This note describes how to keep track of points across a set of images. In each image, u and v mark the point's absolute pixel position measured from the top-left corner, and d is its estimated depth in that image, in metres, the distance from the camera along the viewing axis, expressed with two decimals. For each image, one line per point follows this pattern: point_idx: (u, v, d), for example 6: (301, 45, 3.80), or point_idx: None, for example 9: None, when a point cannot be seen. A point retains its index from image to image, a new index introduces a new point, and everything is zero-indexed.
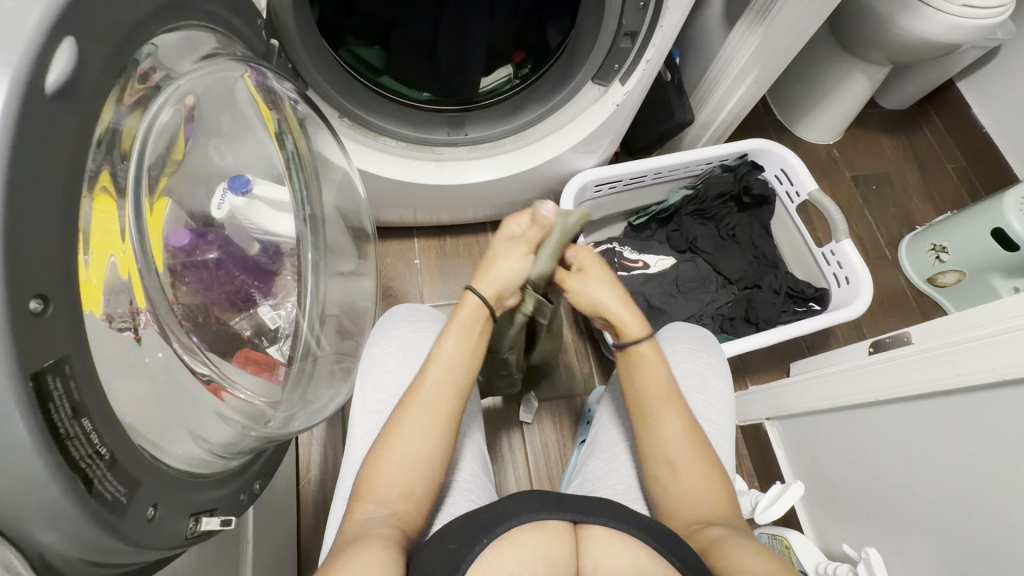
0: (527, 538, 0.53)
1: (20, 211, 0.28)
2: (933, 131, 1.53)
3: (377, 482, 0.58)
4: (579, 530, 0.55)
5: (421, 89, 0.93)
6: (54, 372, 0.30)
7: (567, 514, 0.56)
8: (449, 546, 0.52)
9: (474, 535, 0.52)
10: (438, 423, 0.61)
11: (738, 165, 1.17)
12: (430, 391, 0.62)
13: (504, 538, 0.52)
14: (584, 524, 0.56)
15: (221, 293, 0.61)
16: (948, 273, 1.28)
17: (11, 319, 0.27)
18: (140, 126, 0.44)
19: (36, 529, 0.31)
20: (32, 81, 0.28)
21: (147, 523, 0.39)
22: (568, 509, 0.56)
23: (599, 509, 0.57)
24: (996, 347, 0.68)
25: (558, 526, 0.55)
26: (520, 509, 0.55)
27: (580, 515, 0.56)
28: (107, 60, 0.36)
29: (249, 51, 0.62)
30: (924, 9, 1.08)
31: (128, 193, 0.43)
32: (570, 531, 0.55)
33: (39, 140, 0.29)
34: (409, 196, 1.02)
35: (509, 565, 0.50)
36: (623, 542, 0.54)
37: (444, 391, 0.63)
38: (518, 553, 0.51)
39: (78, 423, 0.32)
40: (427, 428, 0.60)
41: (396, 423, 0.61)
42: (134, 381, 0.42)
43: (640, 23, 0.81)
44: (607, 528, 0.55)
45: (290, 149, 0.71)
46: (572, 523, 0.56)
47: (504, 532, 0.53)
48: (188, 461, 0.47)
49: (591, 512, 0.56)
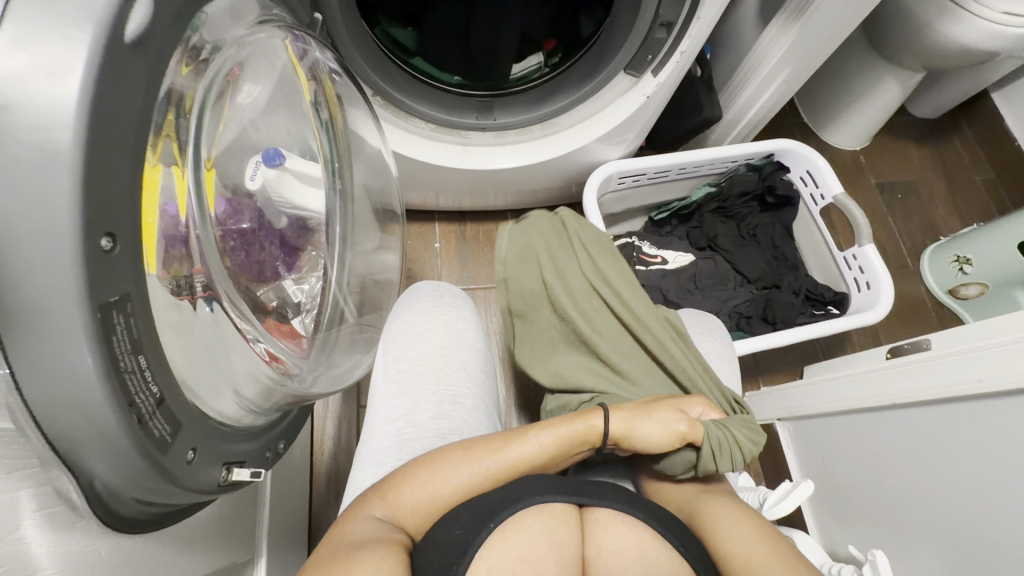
0: (533, 523, 0.53)
1: (96, 153, 0.30)
2: (964, 141, 1.51)
3: (406, 489, 0.57)
4: (583, 514, 0.57)
5: (452, 72, 0.94)
6: (118, 308, 0.32)
7: (573, 496, 0.56)
8: (456, 530, 0.52)
9: (481, 518, 0.52)
10: (479, 476, 0.59)
11: (763, 165, 1.16)
12: (500, 466, 0.60)
13: (510, 522, 0.52)
14: (588, 507, 0.57)
15: (250, 262, 0.60)
16: (971, 284, 1.26)
17: (84, 252, 0.29)
18: (198, 91, 0.46)
19: (90, 458, 0.33)
20: (114, 31, 0.30)
21: (187, 464, 0.41)
22: (573, 492, 0.57)
23: (602, 492, 0.57)
24: (1016, 355, 0.67)
25: (563, 508, 0.56)
26: (526, 493, 0.55)
27: (587, 499, 0.57)
28: (174, 19, 0.37)
29: (294, 21, 0.64)
30: (965, 14, 1.06)
31: (187, 148, 0.45)
32: (575, 514, 0.56)
33: (113, 89, 0.31)
34: (435, 178, 1.03)
35: (515, 550, 0.50)
36: (626, 526, 0.55)
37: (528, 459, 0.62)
38: (525, 536, 0.52)
39: (135, 358, 0.34)
40: (484, 477, 0.59)
41: (446, 455, 0.59)
42: (185, 331, 0.43)
43: (676, 13, 0.82)
44: (611, 512, 0.56)
45: (324, 118, 0.73)
46: (577, 507, 0.57)
47: (510, 516, 0.53)
48: (225, 415, 0.49)
49: (596, 496, 0.57)
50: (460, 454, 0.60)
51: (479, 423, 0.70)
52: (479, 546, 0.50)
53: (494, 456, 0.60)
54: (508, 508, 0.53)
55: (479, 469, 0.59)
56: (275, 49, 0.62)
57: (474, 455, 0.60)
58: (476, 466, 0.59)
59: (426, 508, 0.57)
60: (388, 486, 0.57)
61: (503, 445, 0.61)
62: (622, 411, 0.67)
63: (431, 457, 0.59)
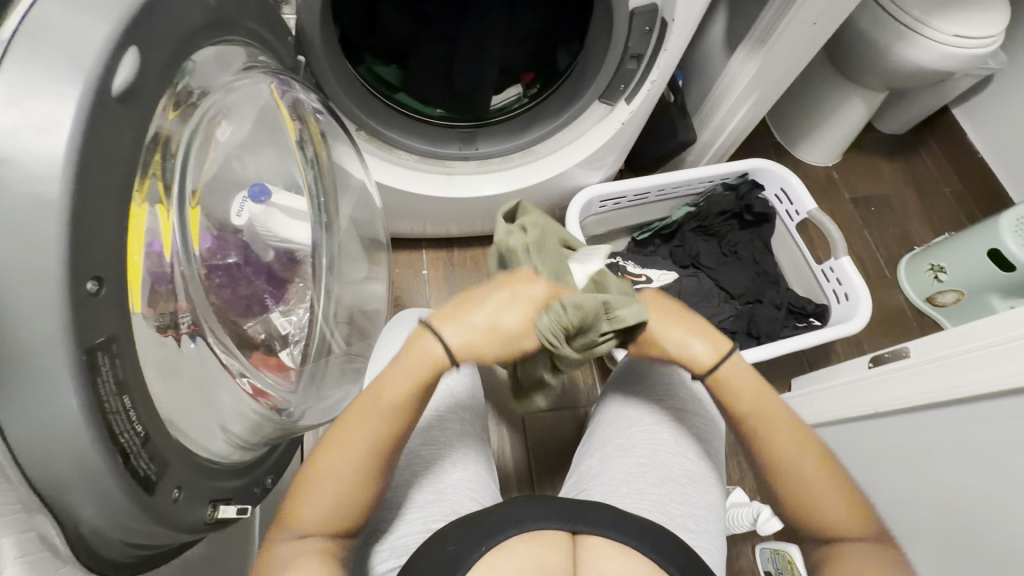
0: (523, 549, 0.50)
1: (84, 198, 0.31)
2: (931, 155, 1.58)
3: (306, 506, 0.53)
4: (578, 540, 0.53)
5: (434, 105, 0.97)
6: (104, 349, 0.33)
7: (565, 522, 0.53)
8: (449, 546, 0.51)
9: (475, 539, 0.51)
10: (354, 467, 0.53)
11: (739, 184, 1.20)
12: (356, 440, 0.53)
13: (501, 547, 0.50)
14: (582, 532, 0.53)
15: (237, 298, 0.61)
16: (947, 292, 1.30)
17: (72, 295, 0.30)
18: (184, 134, 0.48)
19: (75, 500, 0.33)
20: (102, 85, 0.32)
21: (172, 503, 0.41)
22: (567, 517, 0.54)
23: (599, 517, 0.55)
24: (991, 358, 0.69)
25: (558, 536, 0.52)
26: (522, 516, 0.53)
27: (580, 525, 0.53)
28: (162, 72, 0.39)
29: (278, 64, 0.67)
30: (917, 37, 1.13)
31: (172, 188, 0.47)
32: (568, 539, 0.52)
33: (100, 139, 0.32)
34: (421, 207, 1.05)
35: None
36: (627, 555, 0.52)
37: (370, 428, 0.54)
38: (516, 565, 0.49)
39: (120, 399, 0.35)
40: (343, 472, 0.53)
41: (319, 455, 0.54)
42: (170, 367, 0.44)
43: (646, 46, 0.85)
44: (608, 539, 0.53)
45: (309, 156, 0.75)
46: (571, 532, 0.53)
47: (502, 540, 0.51)
48: (210, 449, 0.49)
49: (588, 522, 0.53)
50: (319, 467, 0.53)
51: (468, 446, 0.71)
52: (468, 568, 0.49)
53: (335, 465, 0.53)
54: (502, 532, 0.51)
55: (342, 459, 0.53)
56: (260, 92, 0.64)
57: (327, 458, 0.53)
58: (329, 474, 0.53)
59: (337, 509, 0.53)
60: (294, 498, 0.54)
61: (339, 433, 0.54)
62: (450, 318, 0.57)
63: (304, 477, 0.54)
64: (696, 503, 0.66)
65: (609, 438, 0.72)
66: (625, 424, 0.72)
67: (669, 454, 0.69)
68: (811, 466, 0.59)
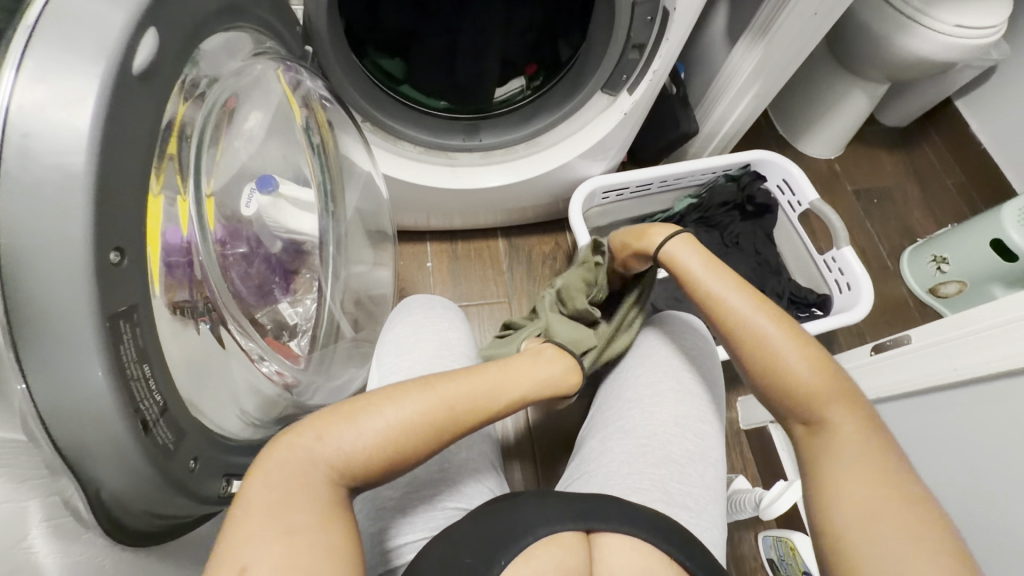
0: (542, 555, 0.47)
1: (107, 172, 0.32)
2: (933, 147, 1.58)
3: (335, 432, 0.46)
4: (592, 538, 0.51)
5: (438, 98, 0.98)
6: (126, 317, 0.35)
7: (580, 523, 0.50)
8: (465, 559, 0.46)
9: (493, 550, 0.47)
10: (420, 419, 0.50)
11: (741, 175, 1.21)
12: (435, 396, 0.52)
13: (521, 556, 0.47)
14: (596, 531, 0.51)
15: (250, 287, 0.63)
16: (949, 283, 1.30)
17: (95, 265, 0.32)
18: (199, 121, 0.50)
19: (96, 464, 0.34)
20: (122, 63, 0.33)
21: (189, 473, 0.42)
22: (580, 516, 0.51)
23: (610, 513, 0.52)
24: (987, 342, 0.70)
25: (572, 537, 0.50)
26: (536, 521, 0.49)
27: (595, 524, 0.51)
28: (177, 55, 0.41)
29: (287, 52, 0.67)
30: (918, 28, 1.13)
31: (188, 175, 0.48)
32: (583, 541, 0.50)
33: (122, 116, 0.33)
34: (425, 199, 1.06)
35: None
36: (637, 551, 0.50)
37: (451, 405, 0.53)
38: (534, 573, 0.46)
39: (140, 366, 0.36)
40: (400, 417, 0.49)
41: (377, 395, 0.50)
42: (184, 343, 0.45)
43: (647, 36, 0.86)
44: (619, 535, 0.51)
45: (315, 143, 0.76)
46: (585, 531, 0.51)
47: (521, 550, 0.47)
48: (223, 425, 0.51)
49: (603, 520, 0.51)
50: (382, 399, 0.50)
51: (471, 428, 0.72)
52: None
53: (398, 401, 0.50)
54: (518, 541, 0.47)
55: (409, 400, 0.50)
56: (268, 80, 0.65)
57: (400, 394, 0.51)
58: (385, 412, 0.49)
59: (374, 447, 0.47)
60: (323, 416, 0.47)
61: (430, 387, 0.53)
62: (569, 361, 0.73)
63: (349, 404, 0.49)
64: (696, 480, 0.67)
65: (611, 421, 0.73)
66: (626, 406, 0.73)
67: (671, 436, 0.69)
68: (794, 354, 0.57)
